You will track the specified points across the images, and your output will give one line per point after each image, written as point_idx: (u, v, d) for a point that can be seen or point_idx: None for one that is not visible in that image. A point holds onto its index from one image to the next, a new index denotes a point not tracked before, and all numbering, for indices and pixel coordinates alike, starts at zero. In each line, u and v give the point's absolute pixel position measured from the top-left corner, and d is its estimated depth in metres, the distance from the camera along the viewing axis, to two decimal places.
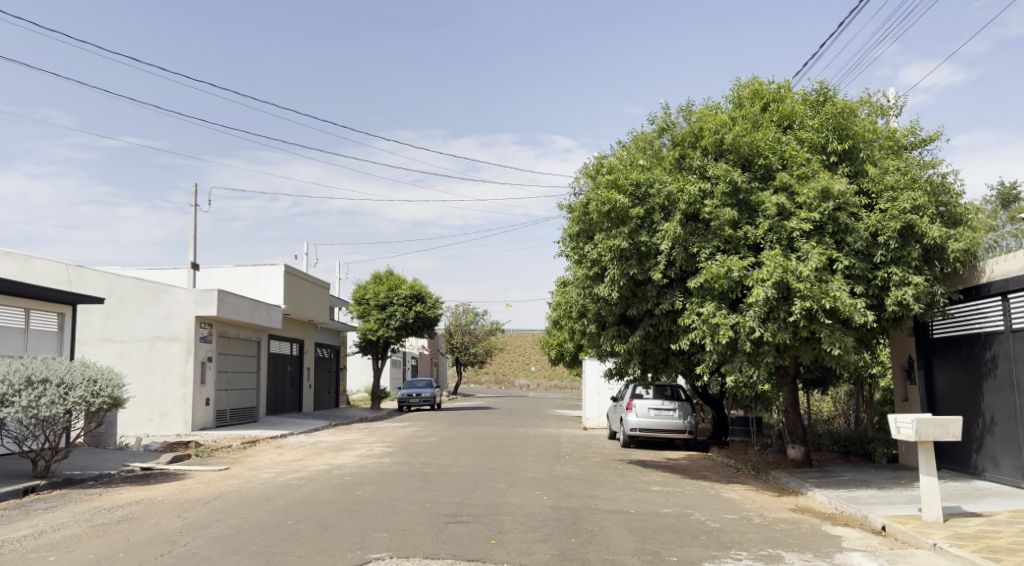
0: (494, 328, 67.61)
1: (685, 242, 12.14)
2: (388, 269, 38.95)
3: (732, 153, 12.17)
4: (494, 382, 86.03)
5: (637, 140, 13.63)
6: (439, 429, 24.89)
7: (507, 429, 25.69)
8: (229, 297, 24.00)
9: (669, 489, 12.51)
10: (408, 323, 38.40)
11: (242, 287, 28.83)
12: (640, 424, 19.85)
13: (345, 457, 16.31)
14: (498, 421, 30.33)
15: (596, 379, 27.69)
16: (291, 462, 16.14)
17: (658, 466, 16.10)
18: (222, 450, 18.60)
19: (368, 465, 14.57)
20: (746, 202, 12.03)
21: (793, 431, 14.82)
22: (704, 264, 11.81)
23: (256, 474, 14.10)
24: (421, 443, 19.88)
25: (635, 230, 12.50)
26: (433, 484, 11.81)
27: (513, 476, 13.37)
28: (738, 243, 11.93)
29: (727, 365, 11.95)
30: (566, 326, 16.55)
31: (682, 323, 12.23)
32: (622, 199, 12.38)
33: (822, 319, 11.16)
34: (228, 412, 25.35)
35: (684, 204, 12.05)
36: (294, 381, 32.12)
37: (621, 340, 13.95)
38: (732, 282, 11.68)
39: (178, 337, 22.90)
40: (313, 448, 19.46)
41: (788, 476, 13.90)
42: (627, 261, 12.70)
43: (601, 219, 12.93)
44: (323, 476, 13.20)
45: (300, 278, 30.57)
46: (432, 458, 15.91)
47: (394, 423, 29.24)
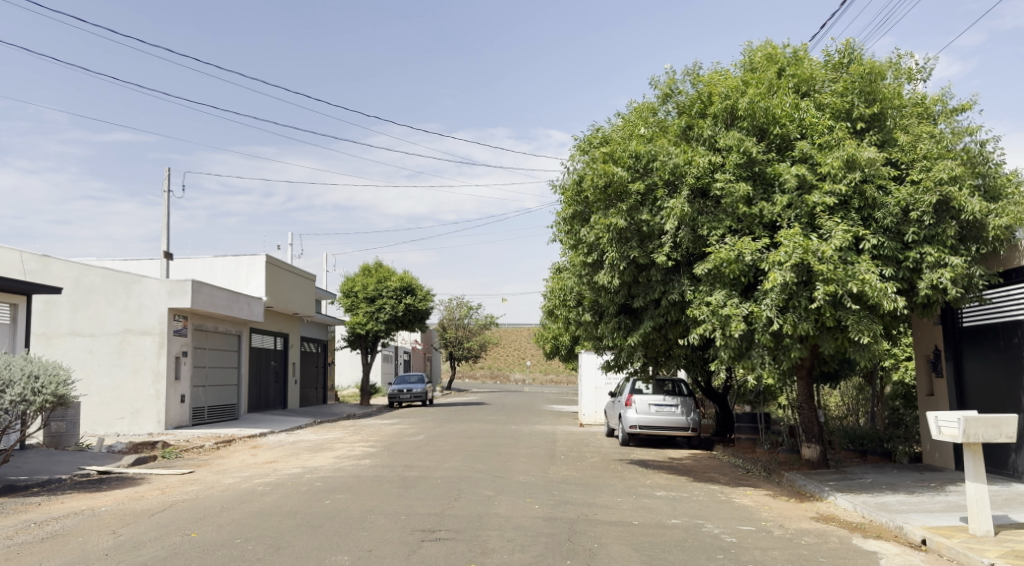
0: (488, 322, 66.37)
1: (692, 222, 10.95)
2: (377, 261, 37.68)
3: (745, 121, 11.04)
4: (489, 376, 84.88)
5: (637, 110, 12.39)
6: (428, 426, 23.69)
7: (500, 426, 24.49)
8: (206, 289, 22.74)
9: (675, 495, 11.32)
10: (398, 316, 37.16)
11: (222, 278, 27.55)
12: (640, 421, 18.66)
13: (322, 459, 15.07)
14: (490, 418, 29.12)
15: (593, 373, 26.51)
16: (263, 464, 14.89)
17: (660, 467, 14.92)
18: (192, 451, 17.35)
19: (343, 469, 13.32)
20: (761, 175, 10.91)
21: (809, 428, 13.75)
22: (714, 247, 10.61)
23: (220, 478, 12.86)
24: (406, 442, 18.67)
25: (636, 209, 11.27)
26: (413, 492, 10.59)
27: (502, 481, 12.14)
28: (752, 223, 10.76)
29: (743, 361, 10.75)
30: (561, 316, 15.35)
31: (690, 314, 11.01)
32: (621, 172, 11.15)
33: (849, 305, 10.02)
34: (205, 409, 24.10)
35: (692, 178, 10.89)
36: (279, 377, 30.90)
37: (621, 332, 12.71)
38: (745, 266, 10.49)
39: (150, 331, 21.66)
40: (291, 448, 18.23)
41: (804, 478, 12.75)
42: (625, 245, 11.40)
43: (596, 197, 11.67)
44: (292, 481, 11.95)
45: (284, 270, 29.31)
46: (416, 459, 14.70)
47: (382, 419, 28.05)
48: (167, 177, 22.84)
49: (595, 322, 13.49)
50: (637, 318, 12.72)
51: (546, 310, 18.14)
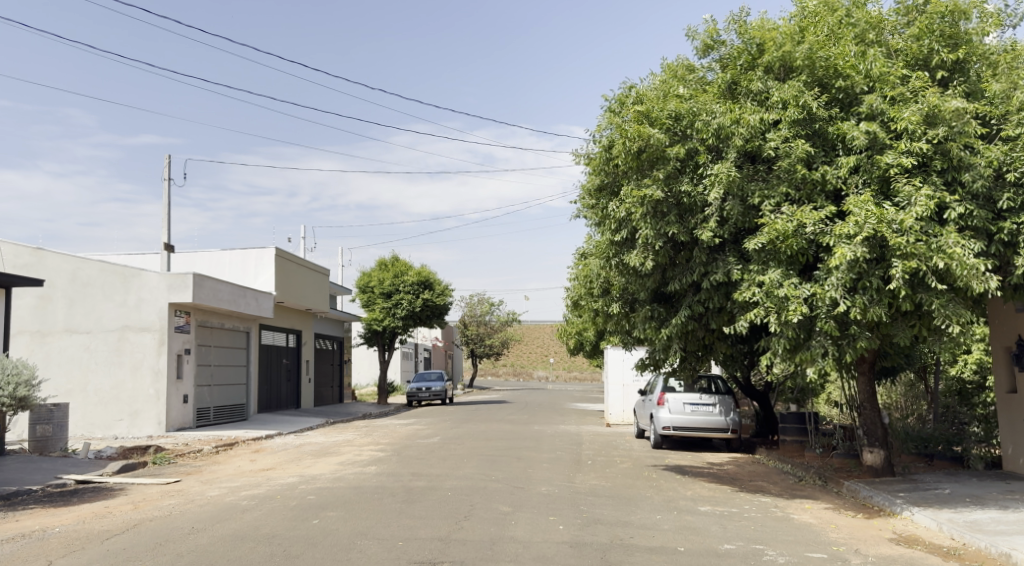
0: (510, 318, 64.91)
1: (742, 191, 9.43)
2: (393, 255, 36.31)
3: (803, 73, 9.68)
4: (512, 374, 83.49)
5: (673, 69, 10.93)
6: (445, 428, 22.25)
7: (522, 427, 22.99)
8: (209, 283, 21.46)
9: (723, 511, 9.76)
10: (415, 312, 35.79)
11: (230, 273, 26.24)
12: (674, 422, 17.08)
13: (324, 466, 13.67)
14: (512, 417, 27.63)
15: (620, 370, 24.94)
16: (258, 472, 13.52)
17: (699, 475, 13.34)
18: (188, 456, 16.04)
19: (344, 479, 11.87)
20: (822, 135, 9.50)
21: (871, 431, 12.16)
22: (768, 219, 9.11)
23: (206, 489, 11.48)
24: (419, 446, 17.23)
25: (674, 177, 9.74)
26: (417, 509, 9.11)
27: (522, 492, 10.64)
28: (812, 191, 9.28)
29: (802, 352, 9.20)
30: (586, 306, 13.85)
31: (739, 299, 9.46)
32: (657, 133, 9.58)
33: (933, 286, 8.40)
34: (211, 410, 22.84)
35: (742, 139, 9.38)
36: (292, 375, 29.63)
37: (655, 322, 11.14)
38: (804, 242, 9.03)
39: (150, 327, 20.44)
40: (295, 452, 16.86)
41: (869, 489, 11.15)
42: (662, 219, 9.83)
43: (628, 165, 10.15)
44: (282, 494, 10.52)
45: (295, 264, 28.00)
46: (427, 466, 13.25)
47: (399, 420, 26.70)
48: (166, 165, 21.60)
49: (625, 312, 11.95)
50: (674, 307, 11.15)
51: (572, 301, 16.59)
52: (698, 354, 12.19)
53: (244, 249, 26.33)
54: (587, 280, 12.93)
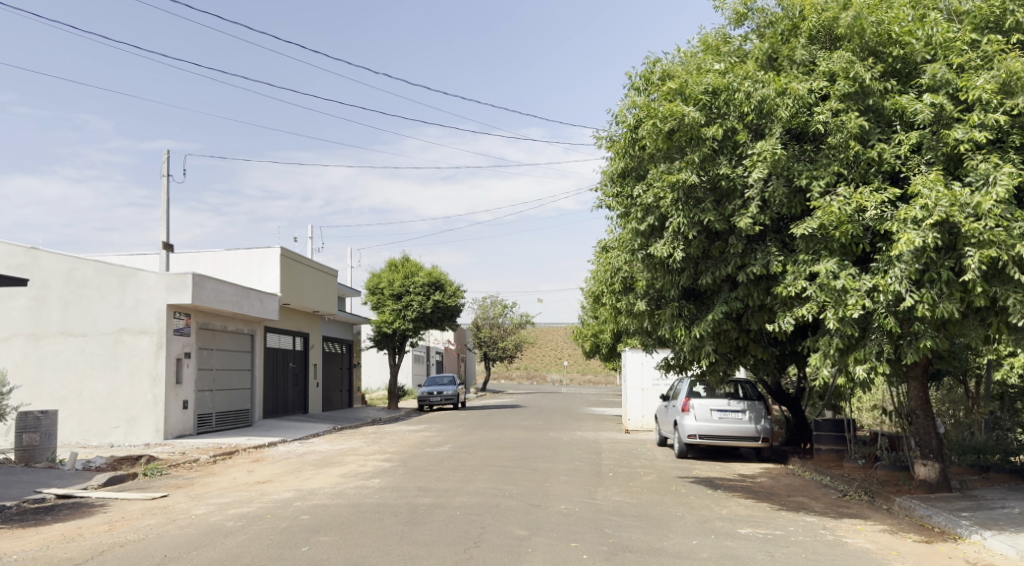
0: (523, 321, 63.89)
1: (788, 173, 8.42)
2: (404, 255, 35.37)
3: (850, 43, 8.65)
4: (525, 378, 82.47)
5: (705, 41, 9.95)
6: (456, 435, 21.25)
7: (536, 434, 21.96)
8: (210, 283, 20.55)
9: (765, 534, 8.69)
10: (426, 313, 34.83)
11: (234, 273, 25.32)
12: (700, 430, 15.98)
13: (325, 480, 12.66)
14: (527, 423, 26.61)
15: (639, 373, 23.83)
16: (253, 485, 12.53)
17: (732, 489, 12.26)
18: (182, 467, 15.08)
19: (344, 494, 10.86)
20: (877, 109, 8.46)
21: (925, 441, 11.12)
22: (820, 203, 8.12)
23: (194, 505, 10.50)
24: (428, 455, 16.22)
25: (710, 161, 8.66)
26: (421, 534, 8.06)
27: (538, 511, 9.59)
28: (866, 171, 8.33)
29: (859, 352, 8.23)
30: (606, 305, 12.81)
31: (786, 294, 8.44)
32: (691, 111, 8.55)
33: (1014, 277, 7.44)
34: (214, 416, 21.95)
35: (787, 114, 8.35)
36: (299, 379, 28.69)
37: (684, 320, 10.09)
38: (862, 228, 8.07)
39: (149, 329, 19.52)
40: (297, 462, 15.88)
41: (926, 507, 10.08)
42: (696, 207, 8.81)
43: (656, 147, 9.11)
44: (274, 513, 9.53)
45: (302, 265, 27.09)
46: (435, 479, 12.24)
47: (409, 426, 25.72)
48: (165, 160, 20.68)
49: (649, 311, 10.91)
50: (705, 305, 10.13)
51: (590, 299, 15.53)
52: (728, 356, 11.14)
53: (249, 248, 25.41)
54: (606, 276, 11.85)
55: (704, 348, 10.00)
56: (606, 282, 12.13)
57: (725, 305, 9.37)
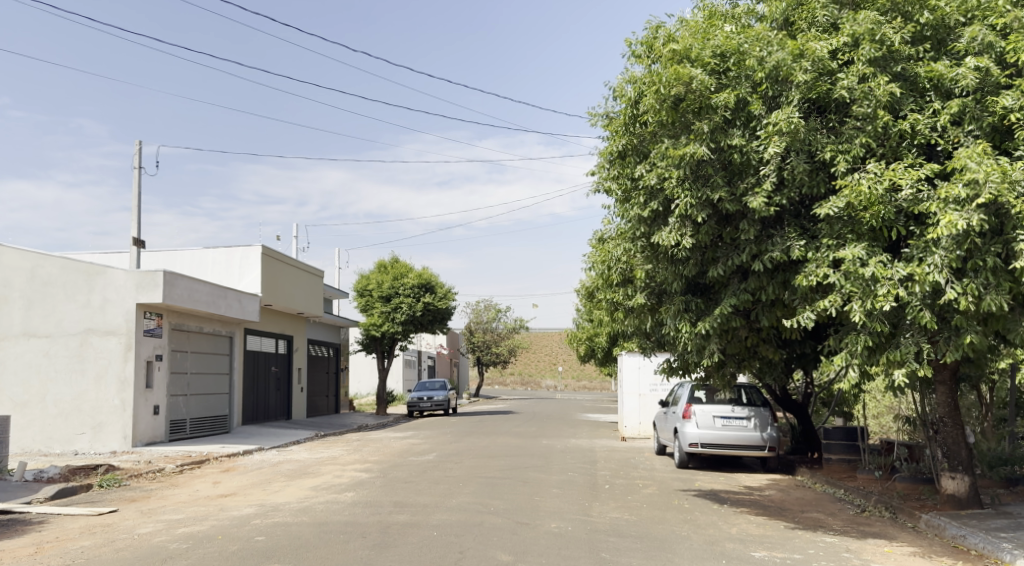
0: (518, 325, 62.80)
1: (809, 147, 7.37)
2: (393, 256, 34.29)
3: (875, 3, 7.67)
4: (520, 383, 81.36)
5: (712, 7, 8.91)
6: (443, 442, 20.14)
7: (529, 441, 20.86)
8: (183, 281, 19.44)
9: (783, 558, 7.61)
10: (416, 316, 33.74)
11: (213, 273, 24.21)
12: (702, 438, 14.92)
13: (294, 493, 11.55)
14: (520, 429, 25.52)
15: (636, 379, 22.79)
16: (215, 499, 11.41)
17: (739, 504, 11.19)
18: (144, 477, 13.94)
19: (311, 511, 9.76)
20: (908, 76, 7.41)
21: (953, 452, 10.07)
22: (849, 182, 7.07)
23: (142, 523, 9.37)
24: (411, 465, 15.11)
25: (721, 132, 7.62)
26: (389, 561, 6.95)
27: (526, 531, 8.49)
28: (897, 145, 7.24)
29: (894, 352, 7.16)
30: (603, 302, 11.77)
31: (808, 285, 7.37)
32: (700, 74, 7.57)
33: None
34: (188, 422, 20.82)
35: (807, 79, 7.27)
36: (282, 384, 27.56)
37: (691, 316, 9.03)
38: (895, 209, 7.02)
39: (117, 330, 18.39)
40: (269, 473, 14.75)
41: (959, 525, 9.03)
42: (706, 185, 7.76)
43: (659, 120, 8.09)
44: (228, 533, 8.41)
45: (285, 265, 26.00)
46: (414, 493, 11.14)
47: (395, 433, 24.59)
48: (137, 152, 19.56)
49: (653, 306, 9.86)
50: (714, 300, 9.06)
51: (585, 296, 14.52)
52: (738, 356, 10.09)
53: (228, 246, 24.29)
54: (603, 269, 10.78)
55: (710, 347, 8.91)
56: (603, 276, 11.07)
57: (736, 298, 8.30)
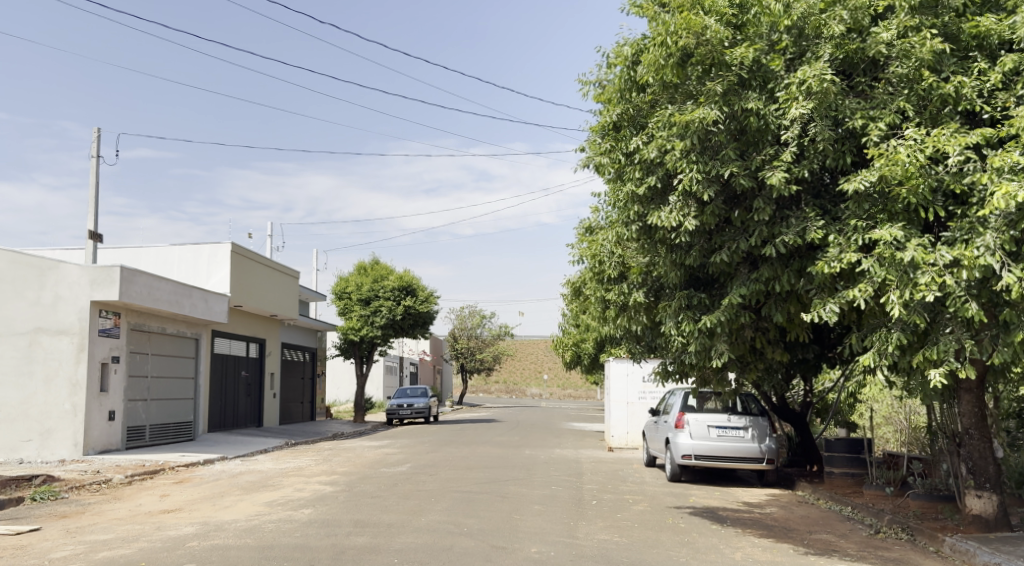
0: (503, 332, 61.66)
1: (836, 113, 6.41)
2: (373, 257, 33.12)
3: None
4: (505, 391, 80.16)
5: None
6: (420, 452, 18.96)
7: (511, 451, 19.72)
8: (142, 278, 18.21)
9: None
10: (396, 320, 32.52)
11: (180, 272, 22.97)
12: (696, 449, 13.84)
13: (245, 509, 10.35)
14: (503, 438, 24.36)
15: (624, 386, 21.69)
16: (156, 515, 10.21)
17: (740, 523, 10.11)
18: (87, 489, 12.70)
19: (258, 531, 8.59)
20: (952, 33, 6.43)
21: (978, 468, 9.01)
22: (882, 150, 6.08)
23: (61, 544, 8.17)
24: (382, 476, 13.97)
25: (735, 94, 6.64)
26: None
27: (501, 556, 7.37)
28: (939, 112, 6.23)
29: (931, 350, 6.07)
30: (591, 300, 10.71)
31: (831, 271, 6.34)
32: (713, 23, 6.68)
33: None
34: (147, 429, 19.53)
35: (841, 31, 6.45)
36: (252, 389, 26.27)
37: (692, 311, 8.00)
38: (938, 182, 5.97)
39: (69, 330, 17.09)
40: (226, 485, 13.55)
41: (990, 550, 7.98)
42: (715, 157, 6.75)
43: (664, 82, 7.15)
44: (154, 558, 7.23)
45: (258, 264, 24.83)
46: (380, 510, 9.98)
47: (371, 441, 23.37)
48: (96, 139, 18.31)
49: (649, 302, 8.81)
50: (718, 295, 8.02)
51: (571, 295, 13.51)
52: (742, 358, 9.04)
53: (196, 244, 23.05)
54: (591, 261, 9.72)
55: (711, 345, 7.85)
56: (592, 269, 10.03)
57: (743, 289, 7.25)
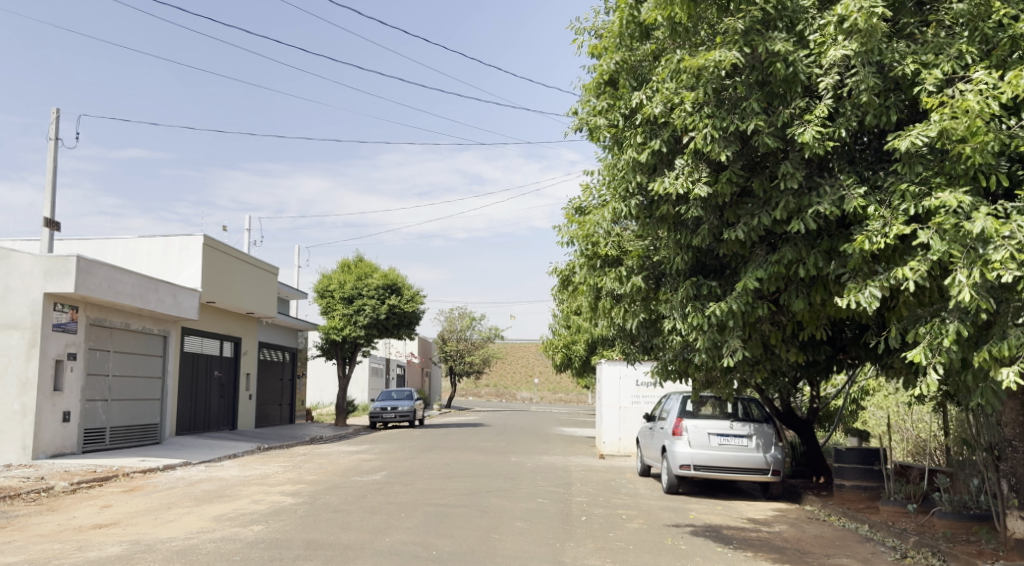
0: (493, 334, 60.49)
1: (880, 59, 5.39)
2: (357, 254, 31.90)
3: None
4: (495, 395, 79.01)
5: None
6: (399, 458, 17.77)
7: (496, 458, 18.55)
8: (101, 270, 16.94)
9: None
10: (380, 319, 31.28)
11: (148, 265, 21.71)
12: (694, 459, 12.70)
13: (188, 525, 9.11)
14: (489, 444, 23.15)
15: (617, 390, 20.54)
16: (86, 532, 8.98)
17: (747, 545, 8.95)
18: (22, 499, 11.45)
19: (191, 554, 7.37)
20: None
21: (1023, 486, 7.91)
22: (937, 98, 5.07)
23: None
24: (352, 486, 12.76)
25: (759, 33, 5.75)
26: None
27: None
28: (1007, 58, 5.14)
29: (1000, 346, 4.90)
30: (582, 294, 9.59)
31: (870, 246, 5.31)
32: None
33: None
34: (107, 432, 18.27)
35: None
36: (226, 390, 25.01)
37: (700, 298, 6.96)
38: (1013, 136, 4.87)
39: (18, 324, 15.77)
40: (180, 495, 12.31)
41: None
42: (734, 111, 5.82)
43: (673, 23, 6.27)
44: None
45: (234, 259, 23.63)
46: (340, 528, 8.77)
47: (349, 446, 22.11)
48: (53, 120, 17.09)
49: (649, 291, 7.75)
50: (729, 284, 6.95)
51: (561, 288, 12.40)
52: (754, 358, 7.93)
53: (166, 236, 21.80)
54: (583, 246, 8.65)
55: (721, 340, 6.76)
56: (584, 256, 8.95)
57: (761, 272, 6.18)
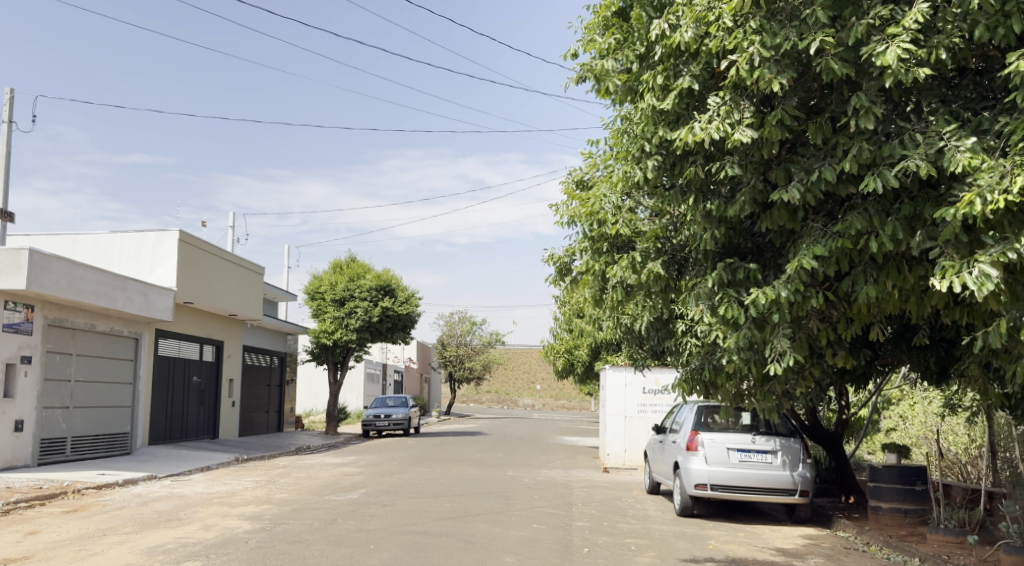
0: (493, 339, 59.02)
1: None
2: (350, 254, 30.45)
3: None
4: (496, 401, 77.56)
5: None
6: (384, 472, 16.31)
7: (491, 472, 17.05)
8: (58, 265, 15.50)
9: None
10: (373, 323, 29.83)
11: (120, 263, 20.29)
12: (711, 477, 11.21)
13: (114, 559, 7.63)
14: (485, 455, 21.68)
15: (622, 398, 19.03)
16: None
17: None
18: None
19: None
20: None
21: None
22: None
23: None
24: (324, 508, 11.28)
25: None
26: None
27: None
28: None
29: None
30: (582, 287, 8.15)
31: (983, 207, 3.92)
32: None
33: None
34: (69, 443, 16.82)
35: None
36: (207, 397, 23.57)
37: (735, 285, 5.57)
38: None
39: None
40: (128, 516, 10.85)
41: None
42: (795, 24, 4.47)
43: None
44: None
45: (215, 257, 22.25)
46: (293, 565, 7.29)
47: (335, 457, 20.62)
48: (8, 102, 15.68)
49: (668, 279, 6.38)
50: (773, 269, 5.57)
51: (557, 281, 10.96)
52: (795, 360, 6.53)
53: (139, 232, 20.38)
54: (587, 226, 7.28)
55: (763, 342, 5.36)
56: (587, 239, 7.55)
57: (819, 248, 4.80)
